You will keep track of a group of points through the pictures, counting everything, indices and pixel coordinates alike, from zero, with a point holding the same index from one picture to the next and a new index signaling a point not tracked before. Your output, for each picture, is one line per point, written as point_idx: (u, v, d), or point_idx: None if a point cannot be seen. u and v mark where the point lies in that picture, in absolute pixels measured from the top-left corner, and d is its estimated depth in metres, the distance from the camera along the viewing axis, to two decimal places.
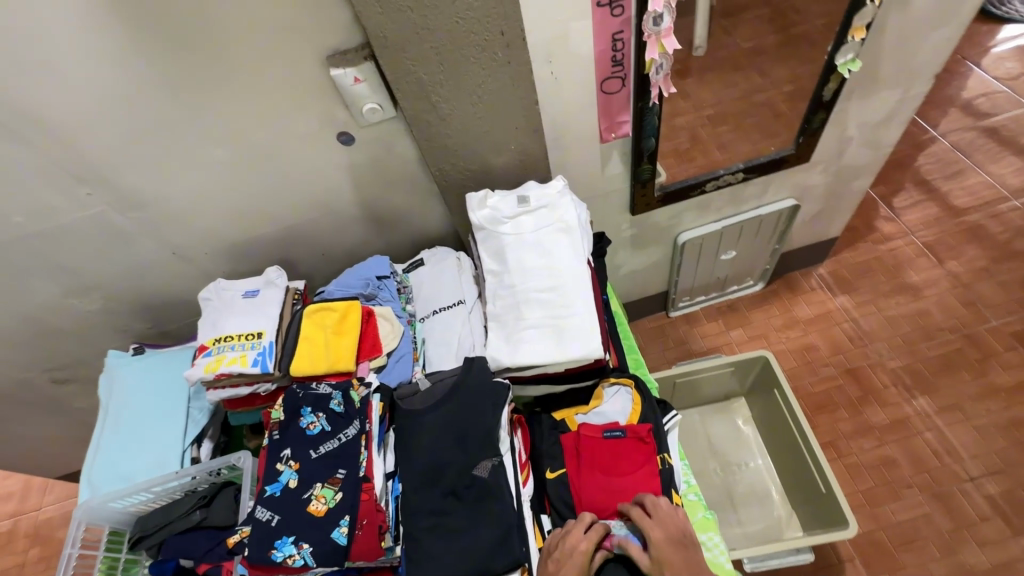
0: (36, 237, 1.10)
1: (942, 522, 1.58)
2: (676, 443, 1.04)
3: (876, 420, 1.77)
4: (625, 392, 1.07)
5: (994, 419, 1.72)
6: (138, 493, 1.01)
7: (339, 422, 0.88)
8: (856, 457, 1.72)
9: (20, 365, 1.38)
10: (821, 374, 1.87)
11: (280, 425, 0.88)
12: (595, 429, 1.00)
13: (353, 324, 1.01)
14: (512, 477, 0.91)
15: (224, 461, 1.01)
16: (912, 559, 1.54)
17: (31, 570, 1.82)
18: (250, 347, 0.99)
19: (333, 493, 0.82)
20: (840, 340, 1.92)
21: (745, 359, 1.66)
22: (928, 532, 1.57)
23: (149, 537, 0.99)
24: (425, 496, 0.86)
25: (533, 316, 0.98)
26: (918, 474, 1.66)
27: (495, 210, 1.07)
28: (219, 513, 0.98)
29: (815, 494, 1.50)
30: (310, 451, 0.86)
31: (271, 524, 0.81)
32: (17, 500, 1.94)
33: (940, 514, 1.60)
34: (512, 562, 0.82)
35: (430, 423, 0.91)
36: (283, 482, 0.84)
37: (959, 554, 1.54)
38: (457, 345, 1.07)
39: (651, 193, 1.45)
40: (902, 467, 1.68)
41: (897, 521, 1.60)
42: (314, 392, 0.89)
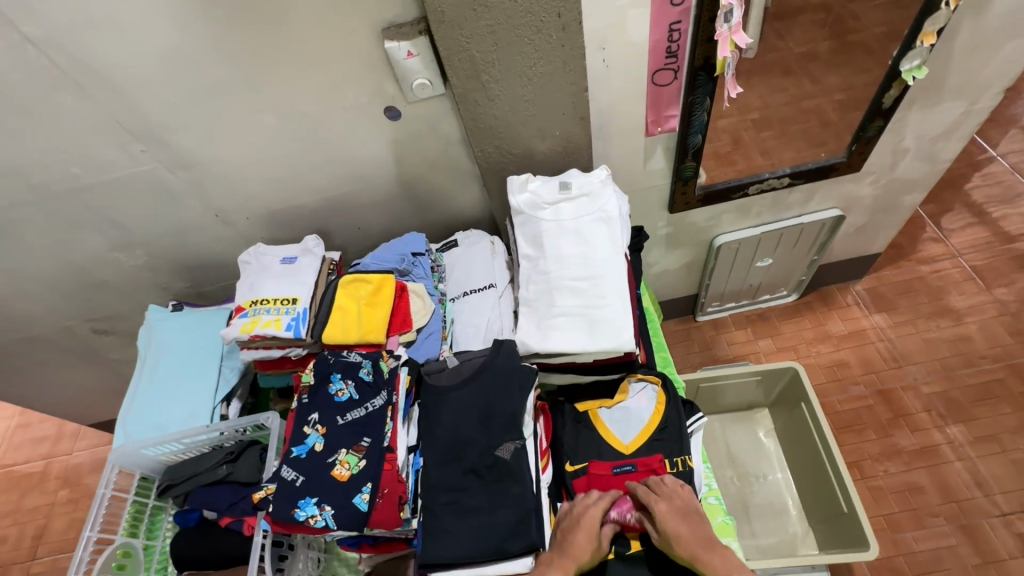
0: (90, 190, 1.14)
1: (967, 556, 1.53)
2: (699, 446, 1.02)
3: (906, 444, 1.71)
4: (651, 389, 1.05)
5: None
6: (169, 443, 1.05)
7: (367, 392, 0.89)
8: (881, 481, 1.67)
9: (64, 313, 1.44)
10: (851, 392, 1.82)
11: (310, 389, 0.90)
12: (605, 466, 0.97)
13: (386, 297, 1.02)
14: (533, 462, 0.90)
15: (253, 420, 1.03)
16: None
17: (59, 510, 1.90)
18: (285, 312, 1.02)
19: (357, 460, 0.83)
20: (873, 359, 1.86)
21: (773, 370, 1.62)
22: (952, 564, 1.52)
23: (176, 487, 1.03)
24: (446, 472, 0.87)
25: (566, 304, 0.97)
26: (946, 502, 1.61)
27: (535, 196, 1.06)
28: (244, 469, 1.01)
29: (834, 512, 1.46)
30: (338, 418, 0.87)
31: (295, 484, 0.82)
32: (51, 443, 2.04)
33: (966, 547, 1.54)
34: (528, 545, 0.81)
35: (456, 401, 0.91)
36: (309, 445, 0.85)
37: None
38: (486, 328, 1.08)
39: (691, 192, 1.42)
40: (929, 495, 1.62)
41: (919, 549, 1.55)
42: (345, 360, 0.91)
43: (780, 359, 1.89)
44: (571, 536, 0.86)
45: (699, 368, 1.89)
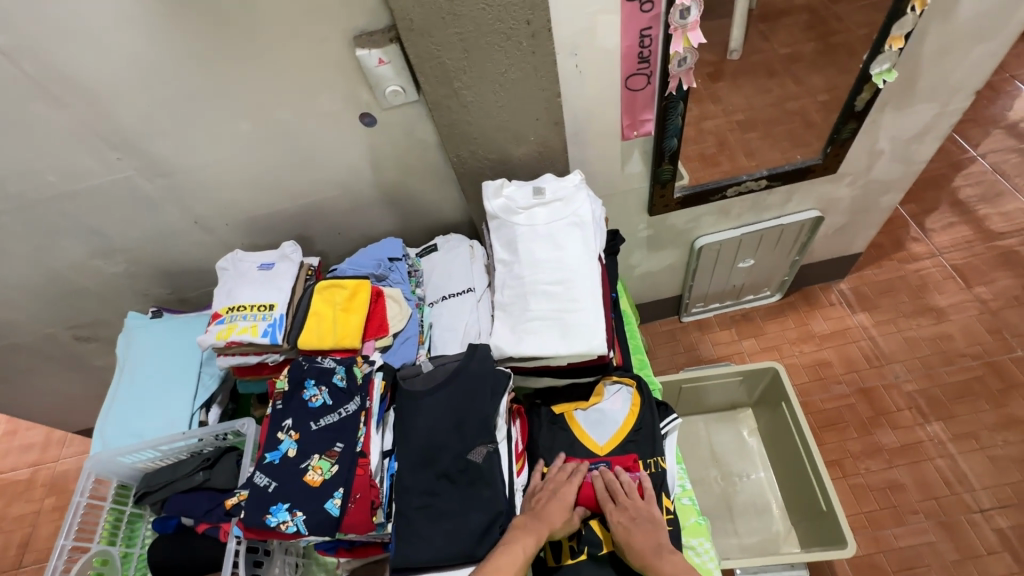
0: (67, 197, 1.14)
1: (946, 552, 1.54)
2: (674, 447, 1.03)
3: (887, 442, 1.73)
4: (626, 391, 1.06)
5: (1012, 451, 1.66)
6: (146, 450, 1.05)
7: (340, 397, 0.90)
8: (862, 478, 1.68)
9: (45, 320, 1.44)
10: (834, 391, 1.83)
11: (284, 395, 0.91)
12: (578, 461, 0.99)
13: (361, 302, 1.03)
14: (506, 465, 0.91)
15: (229, 426, 1.04)
16: None
17: (44, 518, 1.89)
18: (261, 318, 1.02)
19: (330, 465, 0.84)
20: (856, 358, 1.88)
21: (754, 370, 1.63)
22: (932, 560, 1.54)
23: (153, 494, 1.03)
24: (419, 476, 0.87)
25: (539, 309, 0.98)
26: (925, 499, 1.62)
27: (509, 200, 1.07)
28: (221, 475, 1.01)
29: (814, 509, 1.47)
30: (311, 423, 0.88)
31: (268, 490, 0.83)
32: (38, 451, 2.03)
33: (945, 543, 1.55)
34: (497, 548, 0.83)
35: (429, 406, 0.92)
36: (283, 451, 0.86)
37: None
38: (464, 332, 1.08)
39: (669, 195, 1.43)
40: (909, 492, 1.64)
41: (899, 545, 1.57)
42: (318, 365, 0.91)
43: (763, 359, 1.90)
44: (543, 505, 0.88)
45: (683, 369, 1.90)
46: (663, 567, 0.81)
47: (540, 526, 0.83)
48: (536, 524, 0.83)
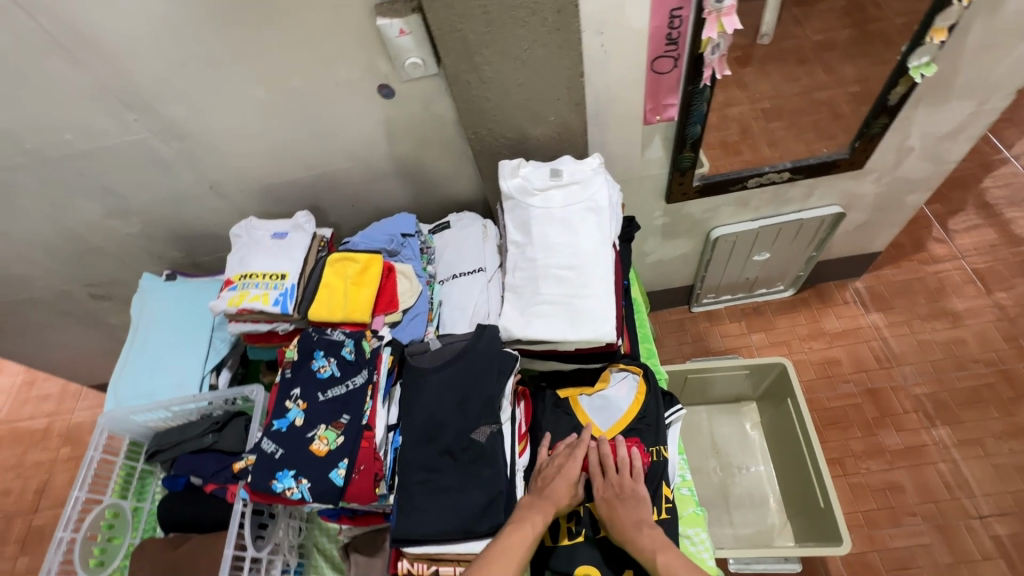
0: (84, 156, 1.15)
1: (940, 555, 1.55)
2: (677, 437, 1.03)
3: (890, 443, 1.72)
4: (632, 379, 1.06)
5: (1018, 461, 1.65)
6: (158, 410, 1.08)
7: (349, 369, 0.90)
8: (862, 478, 1.68)
9: (62, 277, 1.46)
10: (840, 390, 1.82)
11: (293, 364, 0.92)
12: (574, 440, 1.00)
13: (372, 277, 1.03)
14: (509, 446, 0.92)
15: (238, 392, 1.07)
16: None
17: (60, 467, 1.96)
18: (273, 287, 1.02)
19: (336, 436, 0.84)
20: (866, 358, 1.86)
21: (762, 364, 1.62)
22: (925, 562, 1.54)
23: (163, 452, 1.05)
24: (423, 452, 0.88)
25: (550, 292, 0.98)
26: (924, 502, 1.62)
27: (526, 181, 1.06)
28: (228, 439, 1.03)
29: (811, 505, 1.48)
30: (319, 394, 0.88)
31: (275, 456, 0.83)
32: (55, 402, 2.09)
33: (940, 547, 1.56)
34: (496, 526, 0.82)
35: (436, 383, 0.93)
36: (290, 419, 0.87)
37: None
38: (473, 312, 1.08)
39: (688, 182, 1.40)
40: (908, 494, 1.64)
41: (893, 545, 1.58)
42: (328, 338, 0.92)
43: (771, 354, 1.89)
44: (548, 485, 0.87)
45: (690, 359, 1.90)
46: (643, 543, 0.82)
47: (545, 508, 0.83)
48: (542, 506, 0.84)
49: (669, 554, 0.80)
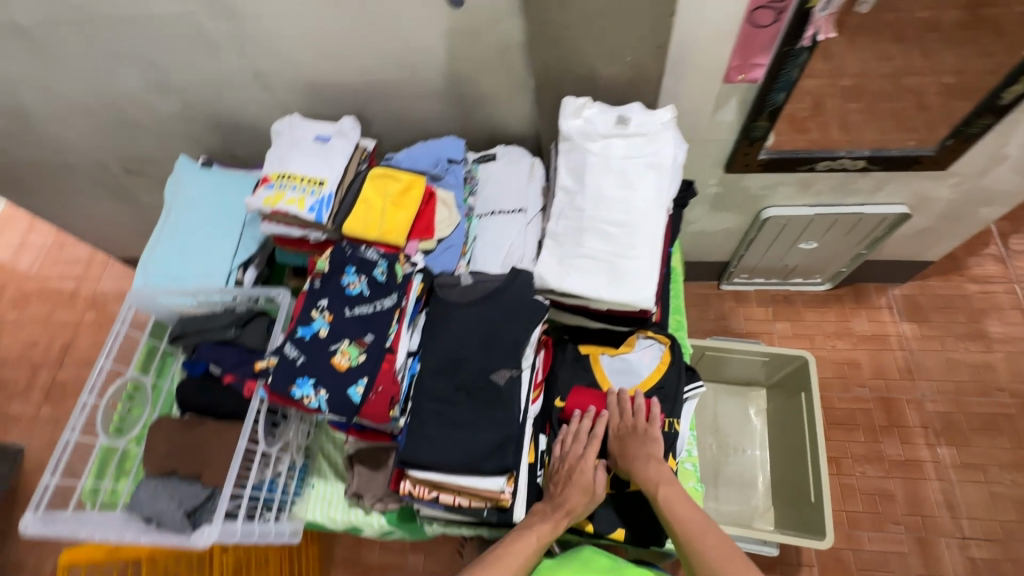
0: (128, 20, 1.08)
1: (913, 565, 1.58)
2: (691, 413, 1.02)
3: (891, 453, 1.71)
4: (658, 348, 1.03)
5: (1016, 493, 1.64)
6: (186, 296, 1.09)
7: (378, 291, 0.89)
8: (855, 480, 1.69)
9: (98, 146, 1.44)
10: (853, 393, 1.80)
11: (322, 276, 0.90)
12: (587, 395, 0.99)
13: (413, 200, 1.00)
14: (524, 393, 0.91)
15: (264, 292, 1.08)
16: None
17: (84, 331, 2.04)
18: (310, 193, 0.99)
19: (358, 353, 0.84)
20: (887, 366, 1.82)
21: (783, 355, 1.59)
22: (896, 568, 1.58)
23: (186, 337, 1.07)
24: (439, 383, 0.88)
25: (593, 247, 0.94)
26: (910, 514, 1.64)
27: (588, 123, 0.98)
28: (251, 336, 1.05)
29: (800, 497, 1.50)
30: (346, 309, 0.87)
31: (296, 363, 0.84)
32: (82, 268, 2.14)
33: (915, 557, 1.59)
34: (501, 467, 0.83)
35: (462, 318, 0.91)
36: (315, 329, 0.86)
37: None
38: (508, 253, 1.05)
39: (754, 154, 1.31)
40: (897, 503, 1.65)
41: (869, 547, 1.61)
42: (361, 255, 0.90)
43: (792, 345, 1.85)
44: (563, 489, 0.89)
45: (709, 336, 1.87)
46: (649, 473, 0.88)
47: (559, 519, 0.86)
48: (554, 516, 0.87)
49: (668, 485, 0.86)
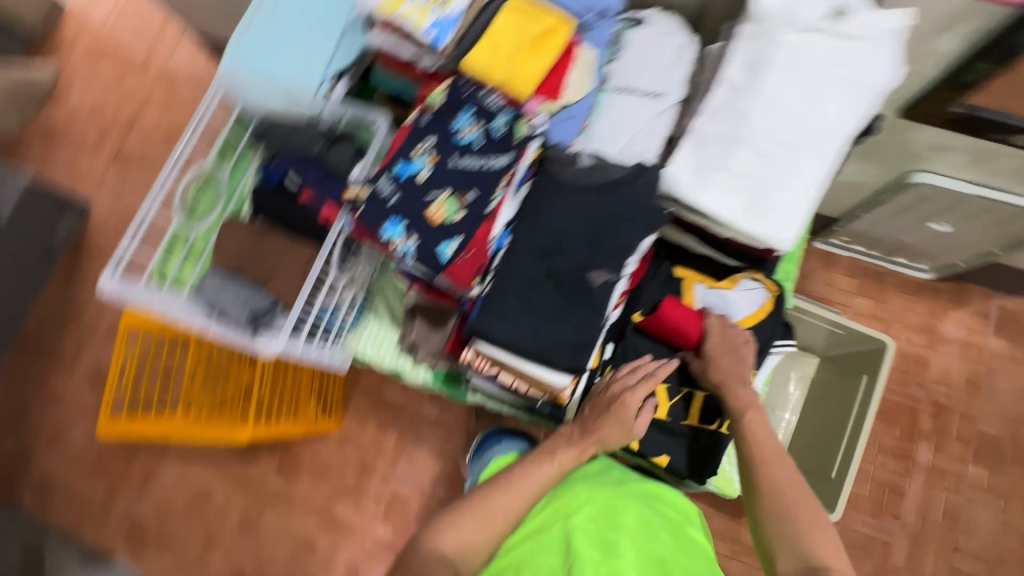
0: None
1: (895, 557, 1.62)
2: (769, 367, 0.96)
3: (920, 457, 1.66)
4: (761, 293, 0.93)
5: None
6: (273, 95, 0.99)
7: (491, 147, 0.78)
8: (872, 470, 1.67)
9: None
10: (907, 390, 1.71)
11: (434, 113, 0.80)
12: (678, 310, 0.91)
13: (551, 49, 0.85)
14: (614, 300, 0.84)
15: (361, 113, 1.01)
16: None
17: (151, 106, 1.98)
18: (434, 7, 0.83)
19: (456, 209, 0.76)
20: (955, 375, 1.70)
21: (861, 335, 1.45)
22: (877, 556, 1.62)
23: (270, 141, 1.01)
24: (529, 265, 0.81)
25: (744, 163, 0.80)
26: (913, 516, 1.64)
27: (793, 8, 0.79)
28: (336, 157, 0.98)
29: (814, 469, 1.49)
30: (452, 157, 0.77)
31: (389, 201, 0.76)
32: (154, 38, 2.01)
33: (900, 552, 1.62)
34: (571, 367, 0.80)
35: (571, 203, 0.81)
36: (414, 170, 0.77)
37: None
38: (630, 139, 0.95)
39: (947, 101, 1.03)
40: (904, 502, 1.64)
41: (859, 530, 1.64)
42: (483, 101, 0.79)
43: (865, 325, 1.72)
44: (598, 418, 0.88)
45: None
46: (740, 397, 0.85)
47: (585, 445, 0.88)
48: (580, 442, 0.88)
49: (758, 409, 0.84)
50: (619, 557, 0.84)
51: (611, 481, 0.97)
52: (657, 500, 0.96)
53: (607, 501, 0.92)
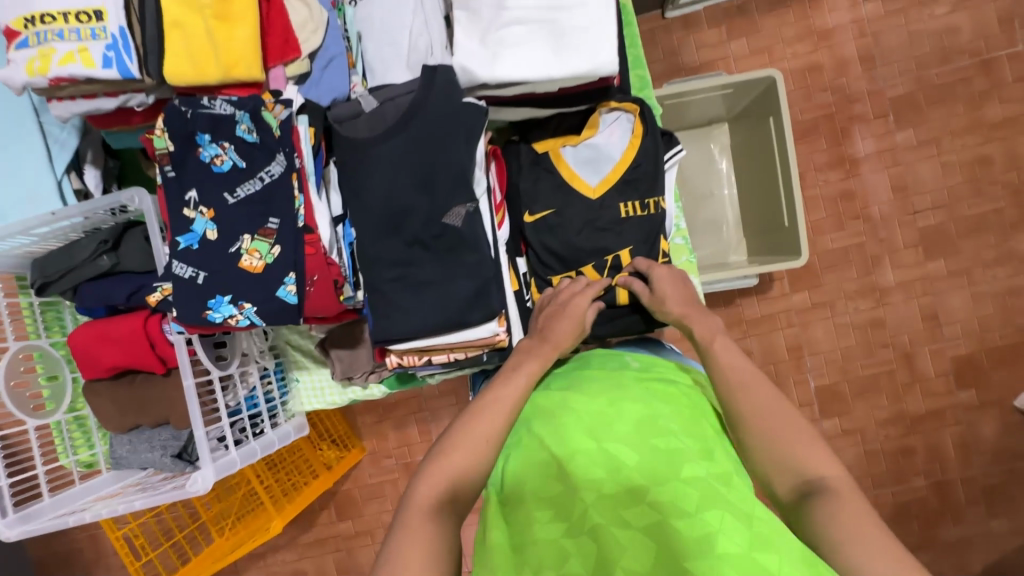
0: None
1: (1010, 217, 1.30)
2: (673, 183, 0.90)
3: (994, 116, 1.30)
4: (625, 120, 0.87)
5: (1011, 179, 1.30)
6: (15, 237, 0.80)
7: (257, 157, 0.66)
8: (949, 154, 1.31)
9: None
10: (954, 64, 1.30)
11: (172, 159, 0.65)
12: (79, 362, 0.83)
13: (244, 3, 0.67)
14: (488, 226, 0.79)
15: (114, 201, 0.75)
16: (972, 248, 1.31)
17: None
18: (90, 38, 0.64)
19: (269, 247, 0.65)
20: (991, 15, 1.28)
21: (746, 82, 1.11)
22: (992, 224, 1.31)
23: (54, 285, 0.82)
24: (385, 246, 0.71)
25: (522, 5, 0.68)
26: (1012, 171, 1.30)
27: None
28: (133, 256, 0.81)
29: (769, 229, 1.22)
30: (226, 196, 0.65)
31: (198, 282, 0.65)
32: None
33: (1012, 211, 1.30)
34: (488, 314, 0.73)
35: (385, 158, 0.69)
36: (200, 234, 0.65)
37: (1007, 267, 1.31)
38: (410, 47, 0.75)
39: None
40: (996, 165, 1.30)
41: (961, 244, 1.32)
42: (208, 113, 0.63)
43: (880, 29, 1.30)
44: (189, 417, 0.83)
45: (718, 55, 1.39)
46: (696, 326, 0.67)
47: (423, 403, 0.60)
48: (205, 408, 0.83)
49: (725, 336, 0.63)
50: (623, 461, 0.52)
51: (609, 380, 0.64)
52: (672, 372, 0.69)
53: (601, 401, 0.58)
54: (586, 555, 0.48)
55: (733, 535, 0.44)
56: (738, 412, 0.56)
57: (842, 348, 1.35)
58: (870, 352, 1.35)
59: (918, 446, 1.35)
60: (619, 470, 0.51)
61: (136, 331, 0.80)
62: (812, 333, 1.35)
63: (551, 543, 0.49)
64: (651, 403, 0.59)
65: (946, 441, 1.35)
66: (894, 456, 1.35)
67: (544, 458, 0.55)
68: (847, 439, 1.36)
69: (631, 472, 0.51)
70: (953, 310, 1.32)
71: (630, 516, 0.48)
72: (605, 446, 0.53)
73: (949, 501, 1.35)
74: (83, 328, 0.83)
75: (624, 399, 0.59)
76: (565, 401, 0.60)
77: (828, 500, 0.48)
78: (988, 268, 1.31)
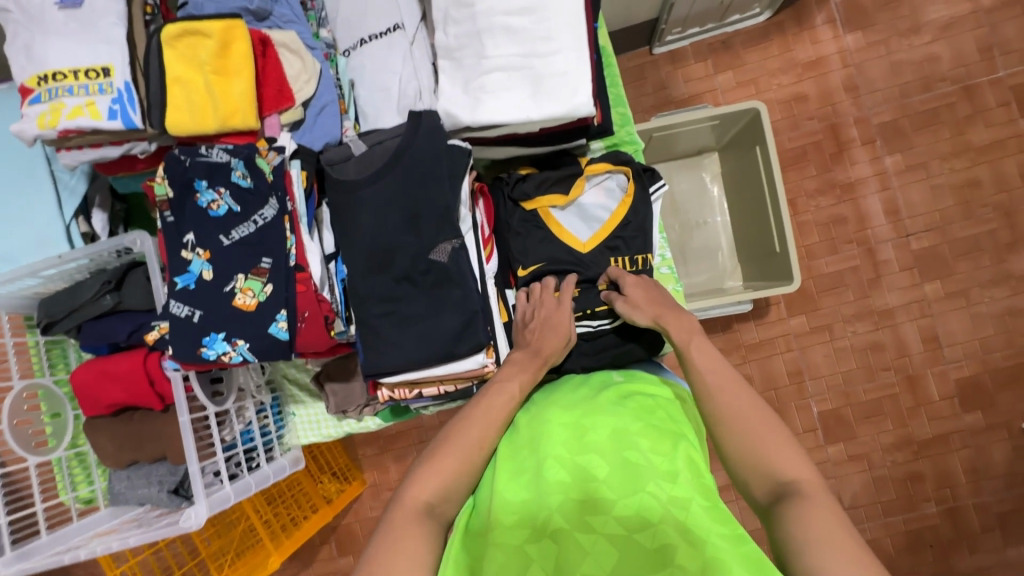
0: None
1: (1001, 238, 1.32)
2: (658, 215, 0.92)
3: (979, 140, 1.32)
4: (614, 183, 0.91)
5: (1000, 200, 1.31)
6: (25, 279, 0.84)
7: (250, 202, 0.70)
8: (937, 177, 1.33)
9: None
10: (935, 91, 1.33)
11: (171, 204, 0.69)
12: (83, 399, 0.86)
13: (241, 58, 0.72)
14: (476, 259, 0.81)
15: (117, 244, 0.79)
16: (965, 269, 1.32)
17: None
18: (98, 92, 0.68)
19: (261, 285, 0.69)
20: (969, 45, 1.32)
21: (730, 113, 1.14)
22: (985, 245, 1.32)
23: (60, 324, 0.86)
24: (374, 282, 0.74)
25: (500, 53, 0.72)
26: (1000, 193, 1.32)
27: None
28: (135, 295, 0.84)
29: (762, 252, 1.23)
30: (221, 238, 0.69)
31: (192, 320, 0.68)
32: None
33: (1004, 232, 1.32)
34: (476, 345, 0.74)
35: (372, 200, 0.73)
36: (196, 274, 0.68)
37: (1002, 288, 1.31)
38: (399, 93, 0.80)
39: None
40: (985, 187, 1.32)
41: (956, 265, 1.32)
42: (205, 160, 0.68)
43: (861, 61, 1.34)
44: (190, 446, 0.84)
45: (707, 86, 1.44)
46: (675, 328, 0.69)
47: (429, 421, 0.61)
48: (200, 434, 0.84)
49: (702, 337, 0.65)
50: (590, 472, 0.53)
51: (585, 397, 0.65)
52: (652, 387, 0.69)
53: (579, 417, 0.60)
54: (548, 559, 0.48)
55: (689, 551, 0.46)
56: (718, 418, 0.56)
57: (843, 373, 1.34)
58: (870, 376, 1.34)
59: (927, 471, 1.32)
60: (585, 480, 0.52)
61: (135, 367, 0.82)
62: (811, 357, 1.35)
63: (514, 549, 0.49)
64: (622, 415, 0.60)
65: (955, 467, 1.32)
66: (903, 483, 1.32)
67: (519, 470, 0.56)
68: (854, 465, 1.34)
69: (597, 482, 0.52)
70: (953, 332, 1.32)
71: (588, 523, 0.49)
72: (578, 460, 0.54)
73: (964, 529, 1.31)
74: (85, 365, 0.85)
75: (597, 414, 0.60)
76: (543, 416, 0.62)
77: (799, 504, 0.48)
78: (985, 289, 1.32)
